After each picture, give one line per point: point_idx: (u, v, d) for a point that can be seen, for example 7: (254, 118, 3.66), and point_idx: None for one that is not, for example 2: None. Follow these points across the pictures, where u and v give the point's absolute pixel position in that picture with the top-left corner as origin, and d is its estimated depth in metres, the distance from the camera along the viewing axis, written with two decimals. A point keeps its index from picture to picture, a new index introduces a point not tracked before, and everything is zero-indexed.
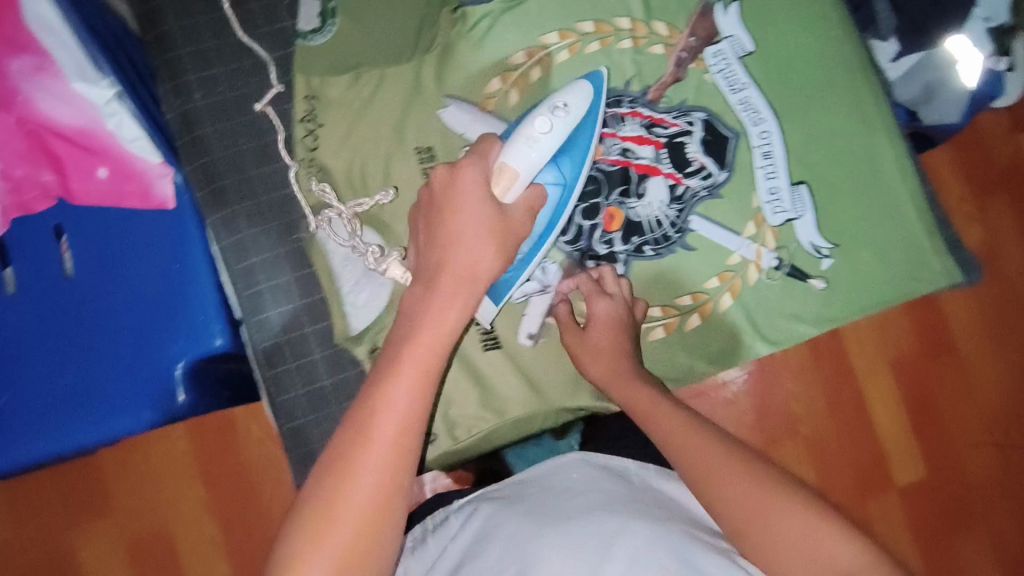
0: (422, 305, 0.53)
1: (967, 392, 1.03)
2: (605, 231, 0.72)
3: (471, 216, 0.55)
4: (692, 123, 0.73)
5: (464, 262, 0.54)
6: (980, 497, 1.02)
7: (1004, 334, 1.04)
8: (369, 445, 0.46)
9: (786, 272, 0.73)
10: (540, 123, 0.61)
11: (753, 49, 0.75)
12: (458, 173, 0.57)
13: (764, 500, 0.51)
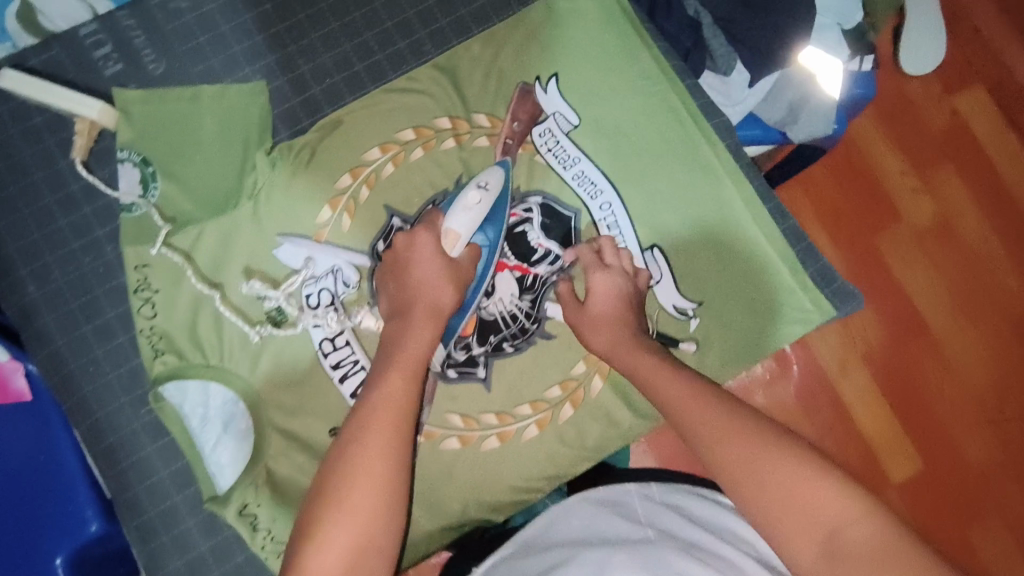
0: (399, 340, 0.61)
1: (951, 370, 1.03)
2: (461, 336, 0.71)
3: (426, 269, 0.64)
4: (528, 209, 0.72)
5: (430, 293, 0.63)
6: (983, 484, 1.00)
7: (978, 303, 1.05)
8: (371, 426, 0.55)
9: (653, 341, 0.71)
10: (473, 194, 0.66)
11: (579, 122, 0.74)
12: (415, 238, 0.65)
13: (762, 448, 0.51)
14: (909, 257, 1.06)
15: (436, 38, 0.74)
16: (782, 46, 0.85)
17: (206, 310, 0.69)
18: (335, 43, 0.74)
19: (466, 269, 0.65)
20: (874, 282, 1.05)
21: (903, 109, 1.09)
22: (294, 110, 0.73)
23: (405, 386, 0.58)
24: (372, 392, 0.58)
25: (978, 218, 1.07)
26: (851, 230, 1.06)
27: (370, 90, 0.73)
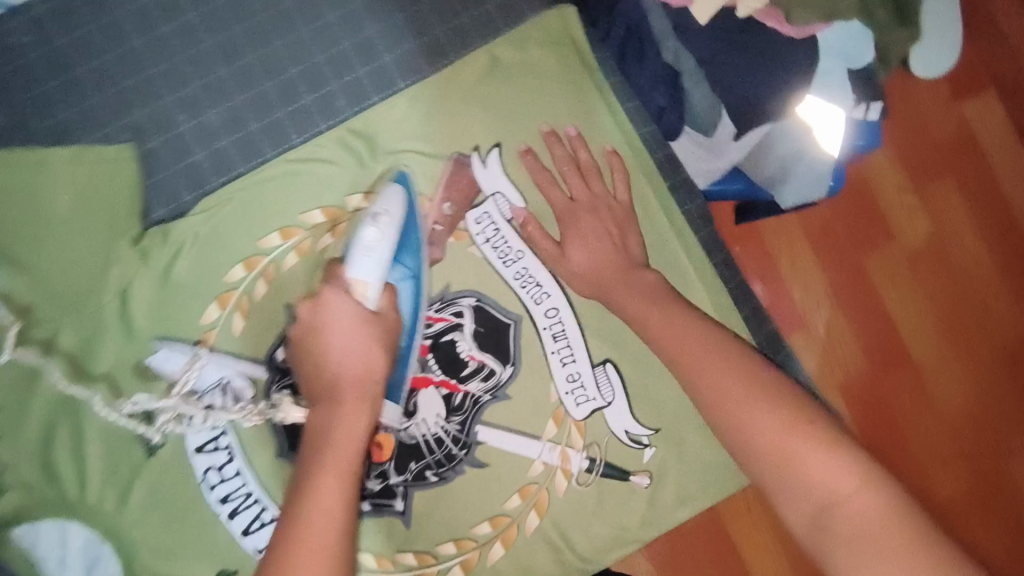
0: (326, 422, 0.48)
1: (928, 397, 1.07)
2: (375, 464, 0.59)
3: (342, 337, 0.50)
4: (460, 313, 0.59)
5: (356, 369, 0.49)
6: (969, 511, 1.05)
7: (967, 329, 1.10)
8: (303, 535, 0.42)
9: (600, 473, 0.61)
10: (370, 230, 0.52)
11: (525, 204, 0.60)
12: (322, 304, 0.51)
13: (766, 406, 0.47)
14: (899, 277, 1.08)
15: (352, 91, 0.59)
16: (786, 93, 0.71)
17: (57, 436, 0.55)
18: (224, 94, 0.58)
19: (391, 321, 0.52)
20: (856, 301, 1.07)
21: (914, 128, 1.11)
22: (169, 178, 0.58)
23: (339, 490, 0.45)
24: (302, 491, 0.45)
25: (971, 242, 1.11)
26: (842, 249, 1.08)
27: (269, 158, 0.59)
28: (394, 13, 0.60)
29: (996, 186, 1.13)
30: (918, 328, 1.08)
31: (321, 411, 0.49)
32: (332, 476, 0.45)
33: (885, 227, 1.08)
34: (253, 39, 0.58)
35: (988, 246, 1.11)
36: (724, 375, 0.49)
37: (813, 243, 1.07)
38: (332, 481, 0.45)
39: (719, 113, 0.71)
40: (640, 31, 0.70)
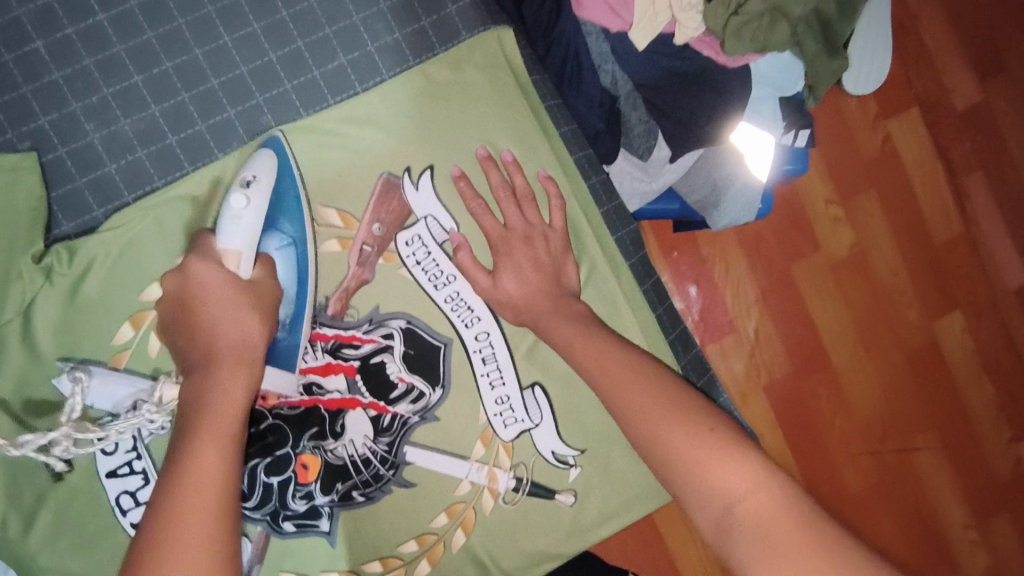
0: (201, 391, 0.44)
1: (843, 394, 1.16)
2: (300, 485, 0.58)
3: (216, 300, 0.48)
4: (389, 335, 0.59)
5: (231, 337, 0.47)
6: (867, 500, 1.15)
7: (879, 334, 1.19)
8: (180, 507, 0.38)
9: (526, 493, 0.63)
10: (235, 198, 0.51)
11: (455, 228, 0.61)
12: (188, 270, 0.49)
13: (677, 419, 0.47)
14: (822, 287, 1.16)
15: (279, 107, 0.58)
16: (721, 116, 0.72)
17: None
18: (139, 105, 0.56)
19: (269, 288, 0.51)
20: (784, 307, 1.13)
21: (844, 142, 1.17)
22: (80, 191, 0.55)
23: (219, 453, 0.41)
24: (174, 469, 0.40)
25: (892, 252, 1.20)
26: (771, 256, 1.13)
27: (188, 173, 0.57)
28: (321, 28, 0.58)
29: (915, 200, 1.21)
30: (834, 328, 1.16)
31: (195, 380, 0.45)
32: (216, 440, 0.42)
33: (811, 237, 1.15)
34: (169, 47, 0.56)
35: (907, 257, 1.21)
36: (645, 402, 0.49)
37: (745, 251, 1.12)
38: (214, 445, 0.41)
39: (655, 139, 0.72)
40: (580, 53, 0.67)
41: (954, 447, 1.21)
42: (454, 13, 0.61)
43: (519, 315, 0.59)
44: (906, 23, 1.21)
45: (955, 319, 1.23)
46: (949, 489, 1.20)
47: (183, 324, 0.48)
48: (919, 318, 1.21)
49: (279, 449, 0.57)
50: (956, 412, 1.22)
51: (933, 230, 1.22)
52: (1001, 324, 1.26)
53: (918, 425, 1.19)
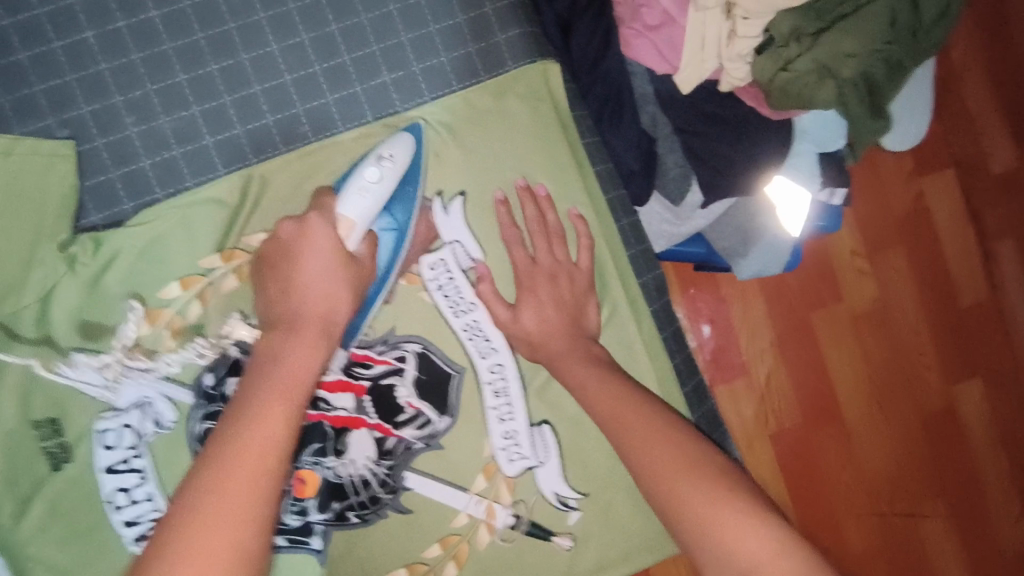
0: (279, 350, 0.46)
1: (853, 451, 1.14)
2: (296, 499, 0.57)
3: (317, 263, 0.50)
4: (403, 358, 0.59)
5: (318, 304, 0.49)
6: (867, 566, 1.12)
7: (896, 394, 1.16)
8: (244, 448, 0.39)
9: (523, 531, 0.61)
10: (369, 169, 0.52)
11: (481, 257, 0.60)
12: (305, 224, 0.51)
13: (687, 472, 0.46)
14: (841, 340, 1.14)
15: (317, 119, 0.58)
16: (757, 166, 0.71)
17: None
18: (180, 103, 0.56)
19: (365, 267, 0.53)
20: (801, 357, 1.12)
21: (878, 199, 1.16)
22: (110, 182, 0.55)
23: (286, 413, 0.42)
24: (245, 413, 0.42)
25: (916, 313, 1.18)
26: (793, 304, 1.12)
27: (220, 176, 0.57)
28: (368, 43, 0.58)
29: (945, 263, 1.19)
30: (850, 384, 1.14)
31: (273, 340, 0.47)
32: (283, 397, 0.43)
33: (836, 290, 1.13)
34: (216, 49, 0.56)
35: (932, 319, 1.18)
36: (661, 453, 0.47)
37: (768, 297, 1.12)
38: (281, 402, 0.42)
39: (689, 183, 0.72)
40: (622, 92, 0.68)
41: (962, 518, 1.17)
42: (502, 41, 0.60)
43: (535, 352, 0.58)
44: (952, 82, 1.19)
45: (976, 386, 1.20)
46: (951, 560, 1.16)
47: (277, 276, 0.50)
48: (939, 382, 1.18)
49: None
50: (968, 482, 1.18)
51: (961, 295, 1.20)
52: (1022, 397, 1.22)
53: (927, 492, 1.16)
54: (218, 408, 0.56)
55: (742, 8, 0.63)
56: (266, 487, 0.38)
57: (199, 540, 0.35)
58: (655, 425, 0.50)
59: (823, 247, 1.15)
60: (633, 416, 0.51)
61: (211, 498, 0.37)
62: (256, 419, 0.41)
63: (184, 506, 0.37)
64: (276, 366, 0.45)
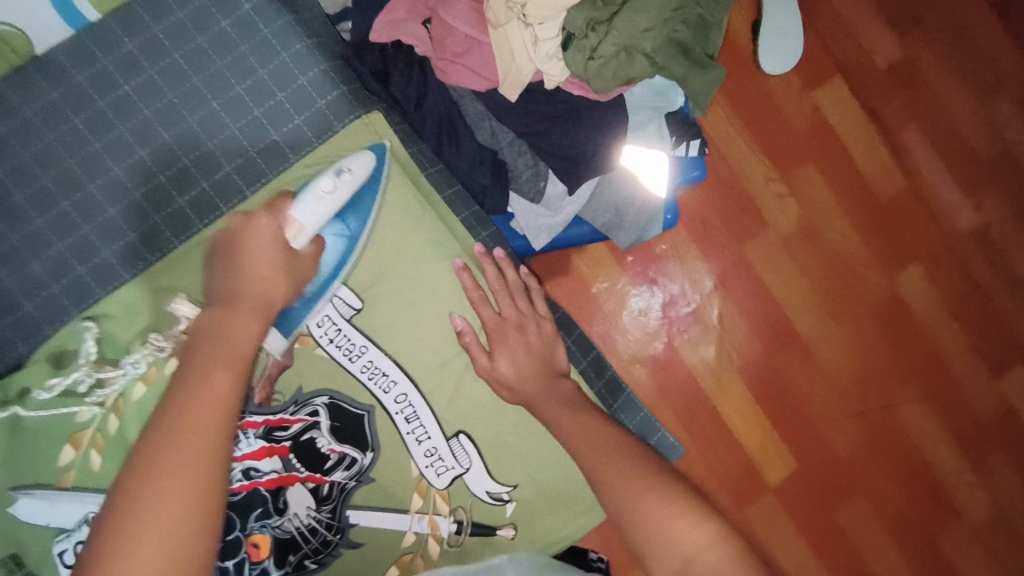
0: (220, 323, 0.49)
1: (814, 362, 1.21)
2: (254, 565, 0.57)
3: (263, 253, 0.55)
4: (315, 413, 0.64)
5: (257, 288, 0.53)
6: (851, 465, 1.20)
7: (841, 299, 1.22)
8: (201, 400, 0.43)
9: (468, 533, 0.67)
10: (327, 181, 0.59)
11: (360, 304, 0.66)
12: (254, 219, 0.56)
13: (644, 493, 0.52)
14: (774, 262, 1.20)
15: (176, 223, 0.63)
16: (603, 147, 0.76)
17: None
18: (45, 245, 0.60)
19: (305, 265, 0.59)
20: (739, 287, 1.18)
21: (771, 127, 1.20)
22: (3, 332, 0.60)
23: (232, 379, 0.45)
24: (194, 372, 0.45)
25: (839, 220, 1.22)
26: (721, 241, 1.18)
27: (101, 297, 0.61)
28: (204, 143, 0.63)
29: (853, 166, 1.23)
30: (796, 301, 1.20)
31: (215, 313, 0.50)
32: (226, 361, 0.46)
33: (756, 217, 1.19)
34: (65, 187, 0.61)
35: (857, 220, 1.23)
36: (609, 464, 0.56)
37: (694, 245, 1.18)
38: (226, 367, 0.46)
39: (543, 176, 0.76)
40: (452, 116, 0.72)
41: (936, 397, 1.23)
42: (325, 106, 0.65)
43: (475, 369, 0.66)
44: None
45: (917, 271, 1.24)
46: (936, 438, 1.22)
47: (228, 261, 0.54)
48: (880, 276, 1.23)
49: (227, 535, 0.55)
50: (933, 362, 1.24)
51: (878, 192, 1.24)
52: (962, 270, 1.25)
53: (896, 380, 1.23)
54: None
55: (533, 16, 0.68)
56: (223, 438, 0.42)
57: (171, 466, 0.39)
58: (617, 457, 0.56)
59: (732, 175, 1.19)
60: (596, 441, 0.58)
61: (176, 434, 0.41)
62: (205, 377, 0.44)
63: (144, 463, 0.40)
64: (217, 336, 0.48)
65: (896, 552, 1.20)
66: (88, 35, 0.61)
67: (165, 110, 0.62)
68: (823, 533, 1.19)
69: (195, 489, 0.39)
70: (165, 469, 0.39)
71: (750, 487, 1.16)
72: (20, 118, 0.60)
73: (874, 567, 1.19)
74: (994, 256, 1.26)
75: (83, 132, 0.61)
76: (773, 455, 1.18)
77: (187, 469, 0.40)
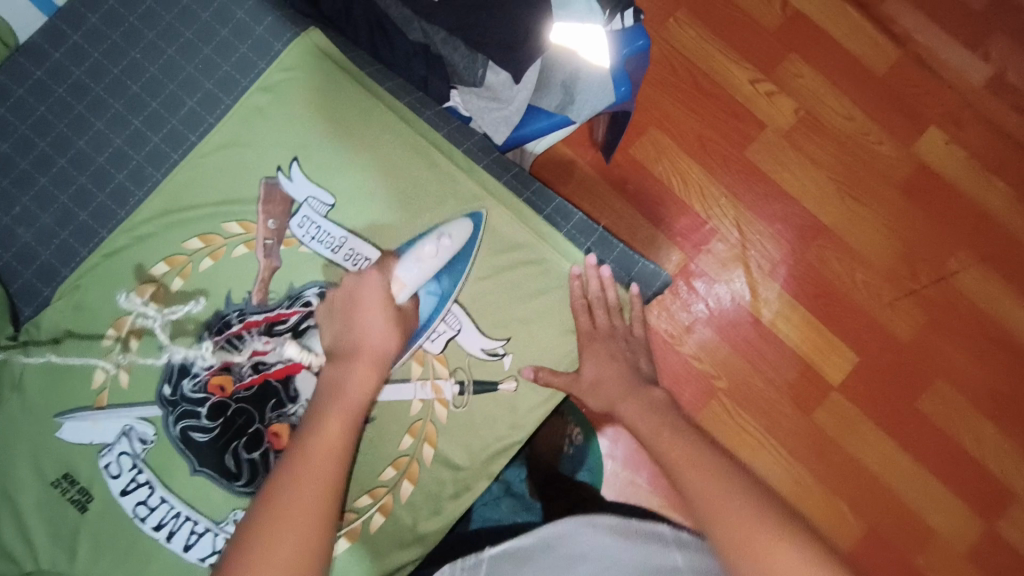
0: (343, 377, 0.59)
1: (851, 249, 1.16)
2: (278, 452, 0.66)
3: (376, 313, 0.63)
4: (308, 303, 0.68)
5: (376, 339, 0.62)
6: (918, 347, 1.14)
7: (860, 179, 1.18)
8: (326, 439, 0.54)
9: (472, 392, 0.69)
10: (429, 245, 0.67)
11: (333, 200, 0.70)
12: (365, 274, 0.65)
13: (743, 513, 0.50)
14: (773, 152, 1.18)
15: (156, 158, 0.71)
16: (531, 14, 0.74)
17: (15, 501, 0.64)
18: (52, 200, 0.69)
19: (409, 320, 0.66)
20: (741, 179, 1.17)
21: (737, 21, 1.20)
22: (31, 283, 0.69)
23: (349, 423, 0.56)
24: (320, 418, 0.56)
25: (837, 100, 1.19)
26: (724, 153, 1.18)
27: (106, 236, 0.70)
28: (167, 86, 0.71)
29: (839, 48, 1.20)
30: (811, 188, 1.17)
31: (340, 366, 0.60)
32: (343, 413, 0.57)
33: (738, 106, 1.19)
34: (59, 148, 0.70)
35: (858, 99, 1.19)
36: (734, 518, 0.50)
37: (685, 146, 1.18)
38: (342, 419, 0.56)
39: (482, 64, 0.75)
40: (381, 20, 0.76)
41: (993, 259, 1.16)
42: (264, 32, 0.73)
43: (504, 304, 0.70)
44: None
45: (935, 135, 1.18)
46: (1004, 300, 1.15)
47: (345, 319, 0.63)
48: (897, 149, 1.18)
49: (250, 426, 0.66)
50: (982, 223, 1.17)
51: (871, 66, 1.20)
52: (982, 120, 1.19)
53: (945, 249, 1.16)
54: (184, 409, 0.66)
55: None
56: (339, 469, 0.53)
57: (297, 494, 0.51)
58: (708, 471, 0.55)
59: (705, 71, 1.19)
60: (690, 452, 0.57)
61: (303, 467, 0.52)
62: (329, 421, 0.56)
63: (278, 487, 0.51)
64: (341, 385, 0.59)
65: (991, 427, 1.12)
66: (58, 18, 0.72)
67: (130, 66, 0.71)
68: (904, 422, 1.12)
69: (311, 536, 0.49)
70: (288, 501, 0.50)
71: (804, 377, 1.13)
72: (16, 98, 0.70)
73: (974, 450, 1.11)
74: (1015, 101, 1.19)
75: (67, 99, 0.70)
76: (825, 349, 1.14)
77: (309, 498, 0.51)
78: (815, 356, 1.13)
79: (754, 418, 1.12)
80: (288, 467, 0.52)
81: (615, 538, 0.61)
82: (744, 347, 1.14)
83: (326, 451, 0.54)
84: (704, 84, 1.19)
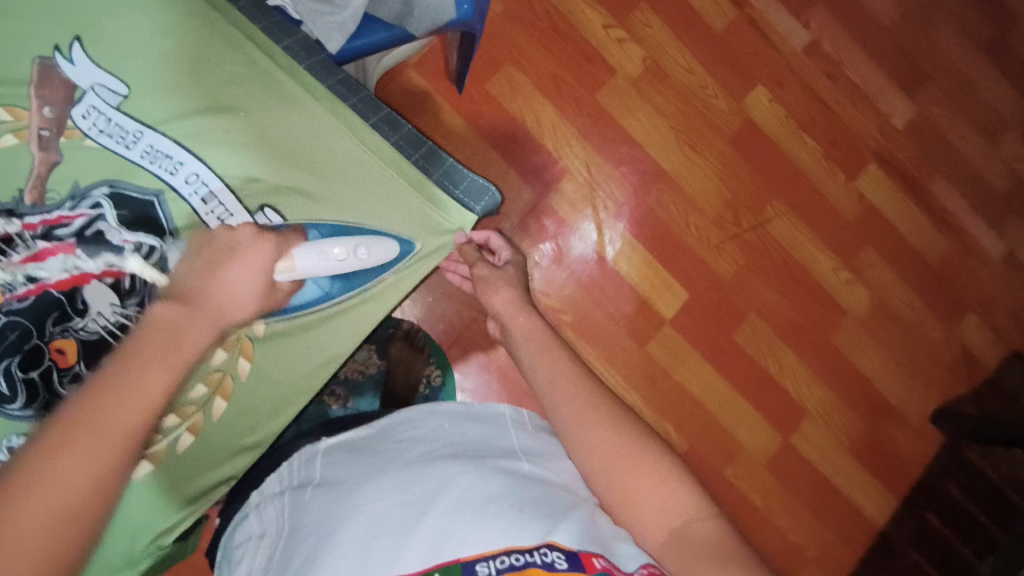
0: (179, 322, 0.52)
1: (684, 194, 1.24)
2: (63, 370, 0.59)
3: (241, 272, 0.57)
4: (96, 205, 0.61)
5: (235, 298, 0.56)
6: (739, 286, 1.25)
7: (697, 129, 1.25)
8: (136, 387, 0.47)
9: (294, 307, 0.65)
10: (340, 249, 0.64)
11: (127, 90, 0.63)
12: (245, 234, 0.60)
13: (621, 444, 0.56)
14: (620, 98, 1.22)
15: None
16: None
17: None
18: None
19: (274, 300, 0.62)
20: (589, 123, 1.21)
21: None
22: None
23: (170, 374, 0.49)
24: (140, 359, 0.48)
25: (680, 53, 1.24)
26: (577, 96, 1.20)
27: None
28: None
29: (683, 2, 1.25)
30: (653, 135, 1.23)
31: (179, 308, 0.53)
32: (165, 365, 0.49)
33: (590, 49, 1.21)
34: None
35: (699, 53, 1.25)
36: (607, 448, 0.56)
37: (538, 85, 1.19)
38: (163, 369, 0.49)
39: None
40: None
41: (802, 209, 1.28)
42: None
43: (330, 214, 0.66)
44: None
45: (761, 93, 1.27)
46: (810, 245, 1.28)
47: (208, 265, 0.57)
48: (729, 104, 1.26)
49: (26, 342, 0.58)
50: (794, 176, 1.28)
51: (711, 24, 1.26)
52: (803, 84, 1.29)
53: (764, 197, 1.27)
54: None
55: None
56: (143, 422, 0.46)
57: (93, 439, 0.44)
58: (585, 401, 0.59)
59: (559, 11, 1.20)
60: (560, 371, 0.62)
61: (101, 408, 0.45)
62: (148, 365, 0.48)
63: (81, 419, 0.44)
64: (170, 328, 0.51)
65: (793, 357, 1.27)
66: None
67: None
68: (723, 352, 1.24)
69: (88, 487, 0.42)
70: (77, 439, 0.43)
71: (639, 312, 1.21)
72: None
73: (777, 376, 1.26)
74: (828, 68, 1.29)
75: None
76: (658, 285, 1.22)
77: (100, 446, 0.44)
78: (650, 292, 1.22)
79: (595, 350, 1.19)
80: (88, 410, 0.45)
81: (459, 427, 0.63)
82: (587, 285, 1.20)
83: (138, 405, 0.46)
84: (559, 25, 1.20)
